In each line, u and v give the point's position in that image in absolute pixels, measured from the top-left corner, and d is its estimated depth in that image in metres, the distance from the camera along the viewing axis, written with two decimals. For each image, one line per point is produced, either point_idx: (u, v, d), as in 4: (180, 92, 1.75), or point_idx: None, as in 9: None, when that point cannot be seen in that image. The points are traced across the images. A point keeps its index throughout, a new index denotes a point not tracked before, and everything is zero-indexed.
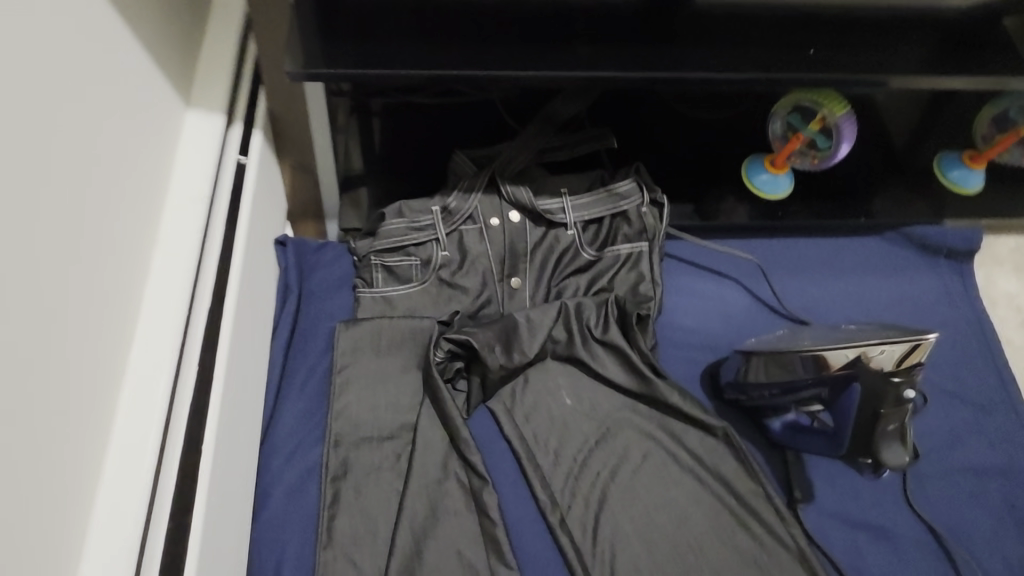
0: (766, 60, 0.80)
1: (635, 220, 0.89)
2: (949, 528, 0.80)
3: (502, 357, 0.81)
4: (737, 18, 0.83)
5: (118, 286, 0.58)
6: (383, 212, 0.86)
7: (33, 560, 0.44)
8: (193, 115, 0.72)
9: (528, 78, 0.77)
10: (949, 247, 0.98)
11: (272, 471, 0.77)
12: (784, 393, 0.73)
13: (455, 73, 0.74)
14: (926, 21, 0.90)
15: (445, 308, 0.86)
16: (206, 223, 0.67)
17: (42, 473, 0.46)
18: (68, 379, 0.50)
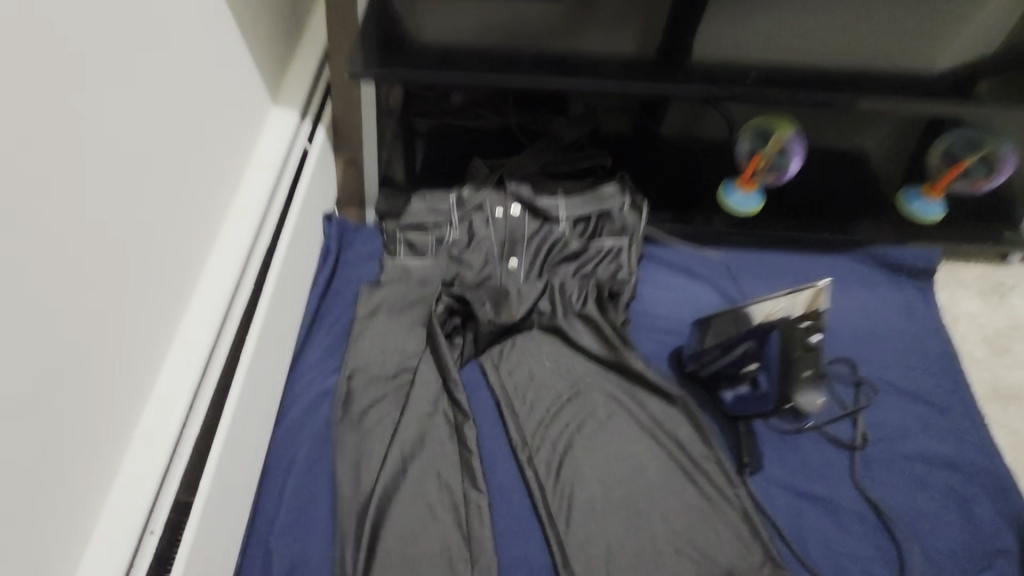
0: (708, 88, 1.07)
1: (616, 219, 1.05)
2: (892, 505, 0.88)
3: (491, 312, 0.97)
4: (689, 69, 1.12)
5: (210, 212, 0.78)
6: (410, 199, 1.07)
7: (124, 373, 0.62)
8: (279, 109, 0.96)
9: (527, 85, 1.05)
10: (909, 266, 1.08)
11: (295, 391, 0.94)
12: (724, 353, 0.83)
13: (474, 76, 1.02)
14: (849, 79, 1.15)
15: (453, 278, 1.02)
16: (274, 183, 0.89)
17: (139, 317, 0.65)
18: (166, 265, 0.69)
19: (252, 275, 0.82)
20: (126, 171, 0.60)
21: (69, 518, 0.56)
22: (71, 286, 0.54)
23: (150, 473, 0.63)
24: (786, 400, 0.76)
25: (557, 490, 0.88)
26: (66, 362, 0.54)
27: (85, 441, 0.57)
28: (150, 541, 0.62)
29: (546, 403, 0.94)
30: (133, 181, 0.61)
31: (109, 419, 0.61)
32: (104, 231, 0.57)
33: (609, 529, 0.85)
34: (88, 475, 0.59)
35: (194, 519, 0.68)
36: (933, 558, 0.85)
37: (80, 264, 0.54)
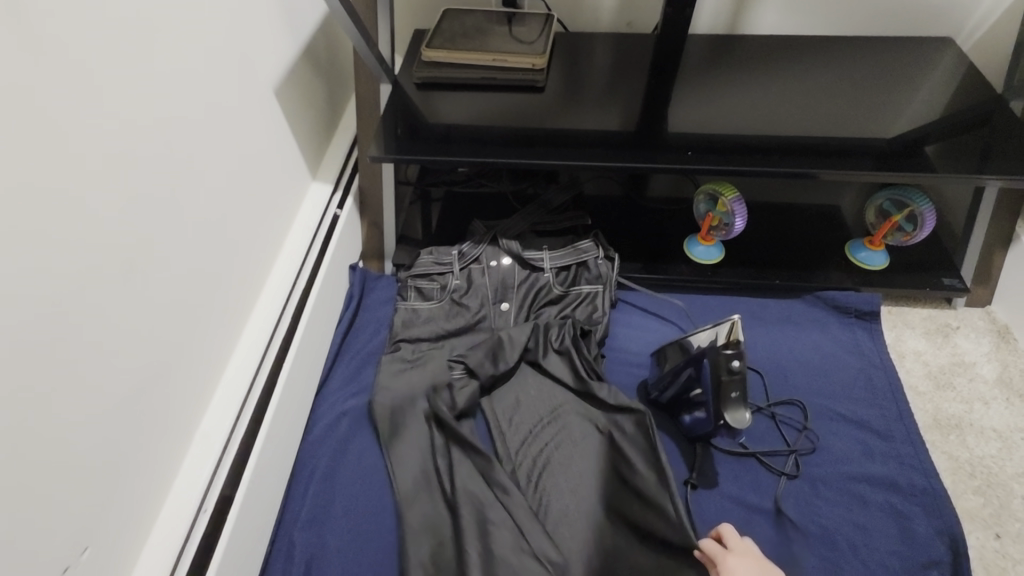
0: (668, 161, 1.24)
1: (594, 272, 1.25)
2: (836, 522, 0.98)
3: (490, 367, 1.14)
4: (657, 140, 1.29)
5: (260, 265, 1.01)
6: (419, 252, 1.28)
7: (190, 384, 0.84)
8: (316, 183, 1.20)
9: (513, 162, 1.24)
10: (856, 309, 1.22)
11: (320, 412, 1.13)
12: (674, 380, 0.99)
13: (466, 158, 1.23)
14: (803, 140, 1.28)
15: (453, 319, 1.21)
16: (309, 243, 1.12)
17: (203, 343, 0.86)
18: (225, 307, 0.91)
19: (288, 315, 1.04)
20: (199, 235, 0.83)
21: (147, 491, 0.76)
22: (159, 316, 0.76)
23: (205, 465, 0.83)
24: (719, 417, 0.90)
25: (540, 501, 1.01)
26: (151, 374, 0.76)
27: (157, 433, 0.77)
28: (202, 517, 0.81)
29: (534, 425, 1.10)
30: (203, 244, 0.85)
31: (179, 420, 0.82)
32: (181, 282, 0.80)
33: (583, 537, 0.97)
34: (162, 461, 0.79)
35: (235, 505, 0.87)
36: (871, 569, 0.93)
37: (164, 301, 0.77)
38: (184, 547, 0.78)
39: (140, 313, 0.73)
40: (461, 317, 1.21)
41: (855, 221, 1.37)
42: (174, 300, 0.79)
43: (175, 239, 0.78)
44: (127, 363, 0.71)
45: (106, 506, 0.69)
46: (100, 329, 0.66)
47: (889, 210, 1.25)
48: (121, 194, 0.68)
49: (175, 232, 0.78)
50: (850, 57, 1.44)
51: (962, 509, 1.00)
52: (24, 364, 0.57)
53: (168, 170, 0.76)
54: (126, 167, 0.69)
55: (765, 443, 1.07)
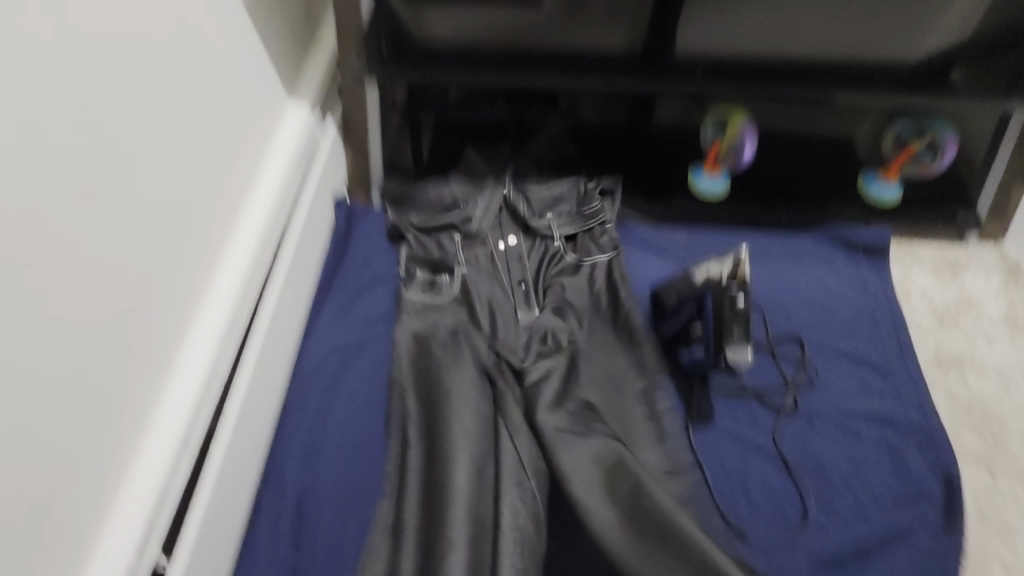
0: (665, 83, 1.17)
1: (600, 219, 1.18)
2: (832, 458, 0.97)
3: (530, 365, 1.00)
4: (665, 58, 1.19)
5: (237, 190, 0.94)
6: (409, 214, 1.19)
7: (166, 316, 0.79)
8: (293, 104, 1.11)
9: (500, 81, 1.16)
10: (865, 244, 1.17)
11: (307, 348, 1.09)
12: (672, 317, 0.96)
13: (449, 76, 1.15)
14: (818, 61, 1.19)
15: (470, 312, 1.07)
16: (290, 171, 1.04)
17: (177, 273, 0.80)
18: (200, 236, 0.85)
19: (270, 247, 0.97)
20: (166, 153, 0.76)
21: (128, 427, 0.73)
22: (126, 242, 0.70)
23: (187, 401, 0.79)
24: (719, 354, 0.88)
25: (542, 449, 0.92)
26: (122, 305, 0.70)
27: (134, 367, 0.73)
28: (186, 453, 0.78)
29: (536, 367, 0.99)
30: (172, 167, 0.77)
31: (156, 355, 0.77)
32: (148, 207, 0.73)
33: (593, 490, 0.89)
34: (141, 397, 0.75)
35: (220, 439, 0.83)
36: (862, 502, 0.93)
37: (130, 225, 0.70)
38: (169, 483, 0.75)
39: (104, 239, 0.66)
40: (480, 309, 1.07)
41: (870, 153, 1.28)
42: (143, 227, 0.73)
43: (138, 159, 0.71)
44: (93, 294, 0.66)
45: (85, 441, 0.66)
46: (54, 252, 0.60)
47: (907, 137, 1.18)
48: (68, 107, 0.60)
49: (137, 151, 0.70)
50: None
51: (958, 446, 0.99)
52: None
53: (122, 80, 0.68)
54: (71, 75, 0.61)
55: (764, 380, 1.05)
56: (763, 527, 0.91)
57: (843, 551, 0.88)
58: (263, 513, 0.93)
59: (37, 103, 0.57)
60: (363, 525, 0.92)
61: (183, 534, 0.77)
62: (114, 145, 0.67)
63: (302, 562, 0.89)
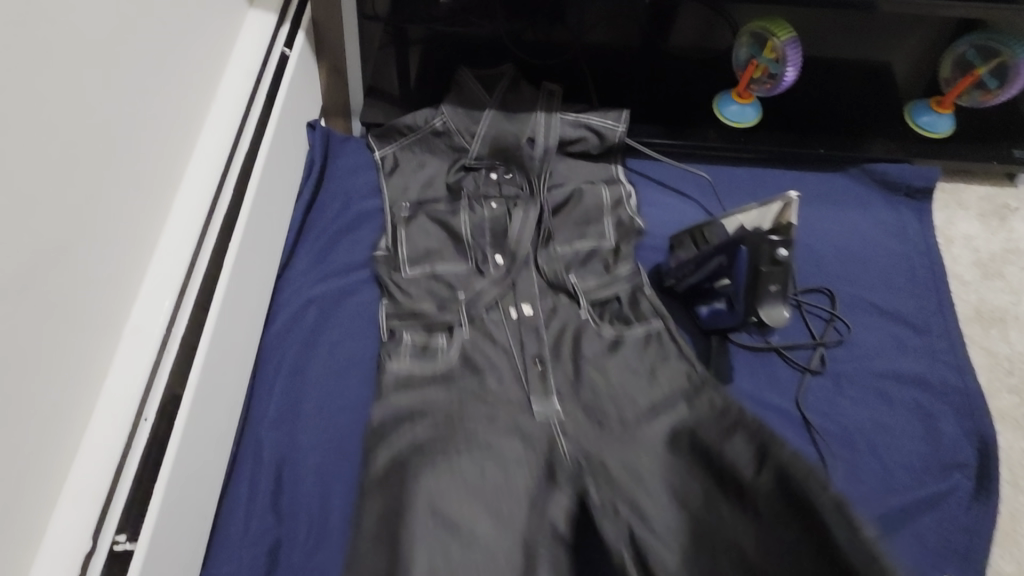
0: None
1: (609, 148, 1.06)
2: (859, 422, 0.90)
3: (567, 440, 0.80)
4: None
5: (186, 116, 0.79)
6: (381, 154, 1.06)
7: (108, 268, 0.66)
8: (255, 13, 0.93)
9: None
10: (908, 185, 1.05)
11: (283, 298, 0.97)
12: (698, 267, 0.85)
13: None
14: None
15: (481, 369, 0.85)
16: (250, 93, 0.88)
17: (118, 216, 0.67)
18: (143, 170, 0.71)
19: (231, 183, 0.84)
20: (93, 65, 0.60)
21: (70, 399, 0.62)
22: (50, 178, 0.56)
23: (141, 365, 0.69)
24: (750, 313, 0.77)
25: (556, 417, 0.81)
26: (52, 257, 0.57)
27: (74, 329, 0.62)
28: (144, 425, 0.68)
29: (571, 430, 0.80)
30: (103, 85, 0.62)
31: (98, 312, 0.65)
32: (76, 136, 0.59)
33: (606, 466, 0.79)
34: (85, 362, 0.64)
35: (184, 407, 0.73)
36: (891, 469, 0.87)
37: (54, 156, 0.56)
38: (125, 458, 0.66)
39: (22, 176, 0.52)
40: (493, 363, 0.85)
41: (905, 84, 1.14)
42: (72, 160, 0.59)
43: (59, 73, 0.56)
44: (16, 243, 0.53)
45: (23, 419, 0.55)
46: None
47: (973, 61, 1.01)
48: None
49: (54, 60, 0.55)
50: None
51: (993, 408, 0.92)
52: None
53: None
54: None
55: (789, 337, 0.96)
56: None
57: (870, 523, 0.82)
58: (239, 480, 0.84)
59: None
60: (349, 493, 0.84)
61: (147, 512, 0.67)
62: (26, 51, 0.52)
63: (285, 534, 0.81)
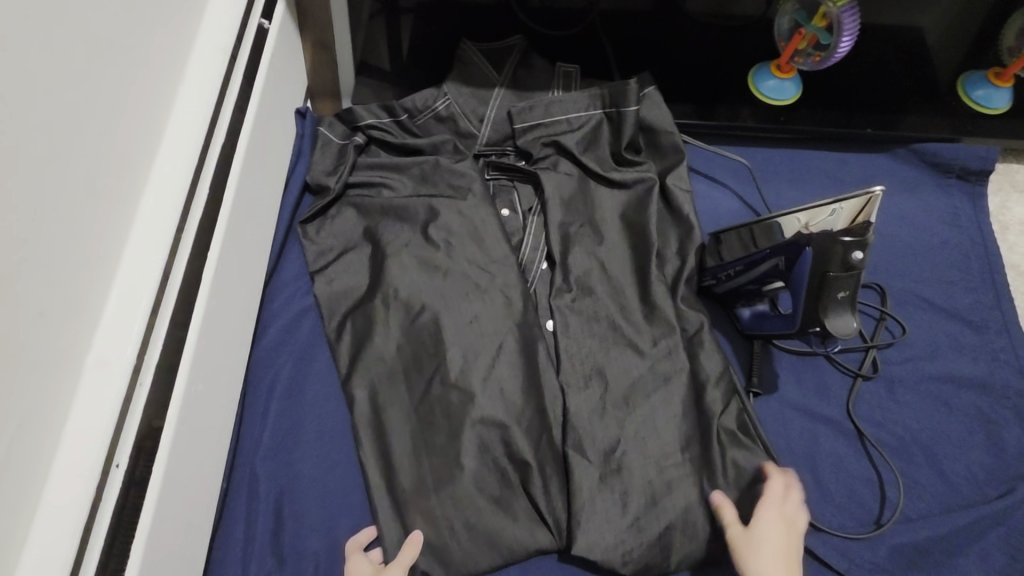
0: None
1: (659, 143, 0.92)
2: (919, 431, 0.82)
3: (598, 467, 0.75)
4: None
5: (148, 105, 0.67)
6: (369, 141, 0.94)
7: (59, 296, 0.56)
8: None
9: None
10: (961, 165, 0.96)
11: (274, 307, 0.85)
12: (745, 271, 0.74)
13: None
14: None
15: (501, 395, 0.78)
16: (226, 70, 0.76)
17: (69, 233, 0.56)
18: (97, 169, 0.60)
19: (208, 179, 0.72)
20: (25, 52, 0.49)
21: (23, 447, 0.53)
22: None
23: (109, 399, 0.59)
24: (814, 323, 0.68)
25: (596, 435, 0.76)
26: None
27: (22, 373, 0.52)
28: (116, 473, 0.59)
29: (602, 460, 0.75)
30: (40, 70, 0.51)
31: (53, 342, 0.56)
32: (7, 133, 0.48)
33: (635, 490, 0.74)
34: (37, 401, 0.55)
35: (164, 449, 0.63)
36: (952, 483, 0.79)
37: None
38: (94, 514, 0.57)
39: None
40: (507, 384, 0.78)
41: (951, 51, 1.03)
42: (4, 165, 0.48)
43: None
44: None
45: None
46: None
47: None
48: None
49: None
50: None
51: None
52: None
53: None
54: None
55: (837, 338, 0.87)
56: (842, 520, 0.76)
57: (933, 543, 0.75)
58: (232, 517, 0.74)
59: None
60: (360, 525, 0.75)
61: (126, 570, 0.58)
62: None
63: None
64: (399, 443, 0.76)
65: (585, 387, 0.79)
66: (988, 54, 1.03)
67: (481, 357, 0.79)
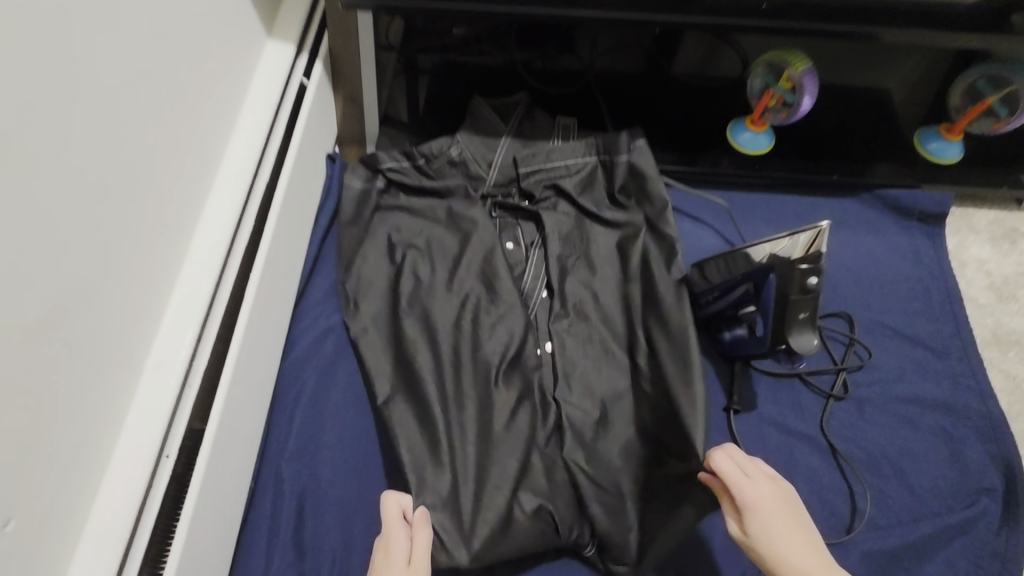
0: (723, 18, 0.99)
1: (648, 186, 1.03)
2: (888, 447, 0.89)
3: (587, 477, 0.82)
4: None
5: (208, 147, 0.79)
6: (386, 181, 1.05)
7: (128, 304, 0.66)
8: (273, 43, 0.93)
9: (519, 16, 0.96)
10: (921, 209, 1.07)
11: (302, 326, 0.95)
12: (723, 295, 0.85)
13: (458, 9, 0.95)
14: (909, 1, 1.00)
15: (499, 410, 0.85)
16: (271, 121, 0.88)
17: (139, 251, 0.67)
18: (164, 199, 0.70)
19: (252, 213, 0.83)
20: (119, 106, 0.61)
21: (89, 436, 0.61)
22: (75, 217, 0.56)
23: (163, 398, 0.68)
24: (780, 342, 0.77)
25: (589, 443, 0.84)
26: (66, 294, 0.56)
27: (96, 367, 0.61)
28: (166, 463, 0.67)
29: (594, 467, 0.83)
30: (125, 119, 0.62)
31: (119, 348, 0.65)
32: (96, 169, 0.58)
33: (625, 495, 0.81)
34: (102, 398, 0.63)
35: (206, 447, 0.71)
36: (918, 495, 0.86)
37: (80, 195, 0.56)
38: (146, 499, 0.65)
39: (32, 214, 0.51)
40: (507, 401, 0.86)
41: (907, 109, 1.17)
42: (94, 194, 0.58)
43: (76, 99, 0.55)
44: (40, 282, 0.52)
45: (44, 461, 0.55)
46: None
47: (983, 90, 1.04)
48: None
49: (84, 100, 0.56)
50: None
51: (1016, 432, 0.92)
52: None
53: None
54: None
55: (810, 362, 0.95)
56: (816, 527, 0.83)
57: (900, 550, 0.81)
58: (258, 515, 0.81)
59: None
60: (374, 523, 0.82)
61: (170, 551, 0.66)
62: (41, 77, 0.51)
63: (309, 570, 0.79)
64: (410, 446, 0.82)
65: (578, 401, 0.87)
66: (943, 111, 1.15)
67: (489, 370, 0.87)
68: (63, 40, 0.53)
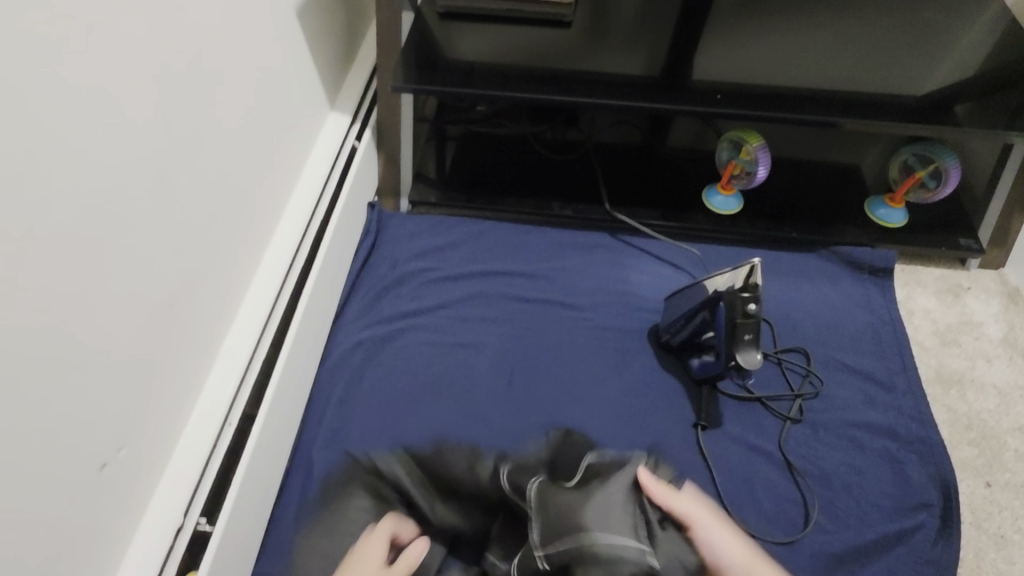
0: (704, 103, 1.20)
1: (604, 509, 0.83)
2: (835, 468, 1.01)
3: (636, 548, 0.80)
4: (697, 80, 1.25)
5: (280, 188, 1.01)
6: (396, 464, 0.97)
7: (214, 303, 0.85)
8: (334, 115, 1.18)
9: (533, 99, 1.19)
10: (870, 265, 1.23)
11: (337, 339, 1.12)
12: (686, 323, 1.05)
13: (483, 92, 1.18)
14: (852, 96, 1.22)
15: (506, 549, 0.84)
16: (327, 174, 1.11)
17: (225, 263, 0.86)
18: (246, 226, 0.91)
19: (307, 243, 1.04)
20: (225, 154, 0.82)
21: (175, 403, 0.78)
22: (188, 230, 0.76)
23: (230, 377, 0.85)
24: (731, 358, 0.97)
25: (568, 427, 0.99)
26: (178, 285, 0.76)
27: (187, 347, 0.80)
28: (228, 429, 0.83)
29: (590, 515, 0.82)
30: (226, 167, 0.83)
31: (205, 335, 0.83)
32: (206, 198, 0.79)
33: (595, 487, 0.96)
34: (189, 374, 0.81)
35: (258, 422, 0.88)
36: (865, 510, 0.97)
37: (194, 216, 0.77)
38: (211, 454, 0.81)
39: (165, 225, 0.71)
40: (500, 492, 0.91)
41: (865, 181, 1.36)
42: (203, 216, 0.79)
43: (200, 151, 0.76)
44: (160, 275, 0.72)
45: (145, 410, 0.72)
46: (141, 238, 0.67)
47: (914, 166, 1.27)
48: (148, 90, 0.65)
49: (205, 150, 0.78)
50: (873, 7, 1.39)
51: (956, 458, 1.05)
52: (84, 262, 0.59)
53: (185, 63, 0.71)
54: (145, 61, 0.64)
55: (771, 389, 1.09)
56: (772, 529, 0.95)
57: (845, 554, 0.92)
58: (291, 492, 0.97)
59: (124, 91, 0.62)
60: (381, 506, 0.94)
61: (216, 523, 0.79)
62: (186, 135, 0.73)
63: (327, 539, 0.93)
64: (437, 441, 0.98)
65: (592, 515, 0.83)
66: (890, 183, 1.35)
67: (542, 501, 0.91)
68: (201, 114, 0.76)
